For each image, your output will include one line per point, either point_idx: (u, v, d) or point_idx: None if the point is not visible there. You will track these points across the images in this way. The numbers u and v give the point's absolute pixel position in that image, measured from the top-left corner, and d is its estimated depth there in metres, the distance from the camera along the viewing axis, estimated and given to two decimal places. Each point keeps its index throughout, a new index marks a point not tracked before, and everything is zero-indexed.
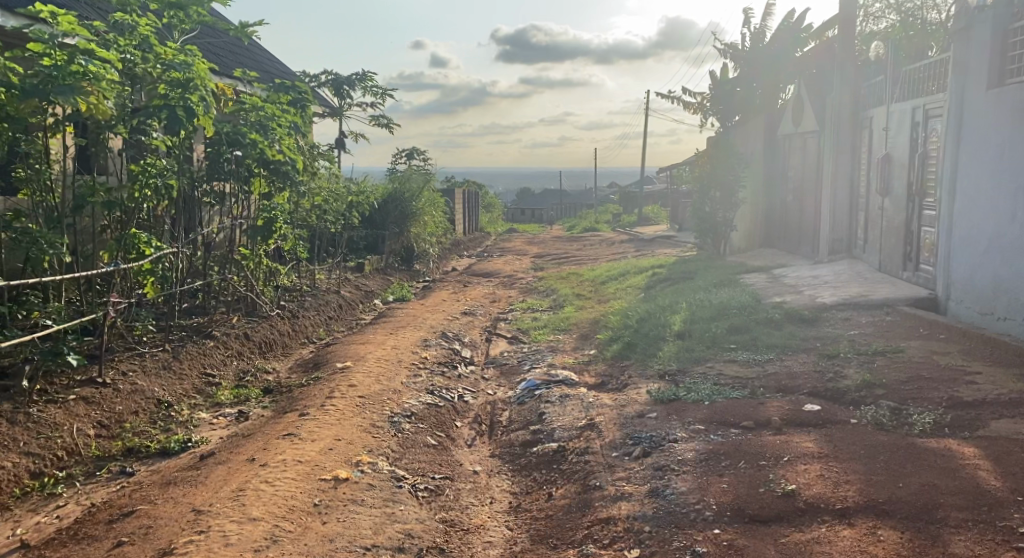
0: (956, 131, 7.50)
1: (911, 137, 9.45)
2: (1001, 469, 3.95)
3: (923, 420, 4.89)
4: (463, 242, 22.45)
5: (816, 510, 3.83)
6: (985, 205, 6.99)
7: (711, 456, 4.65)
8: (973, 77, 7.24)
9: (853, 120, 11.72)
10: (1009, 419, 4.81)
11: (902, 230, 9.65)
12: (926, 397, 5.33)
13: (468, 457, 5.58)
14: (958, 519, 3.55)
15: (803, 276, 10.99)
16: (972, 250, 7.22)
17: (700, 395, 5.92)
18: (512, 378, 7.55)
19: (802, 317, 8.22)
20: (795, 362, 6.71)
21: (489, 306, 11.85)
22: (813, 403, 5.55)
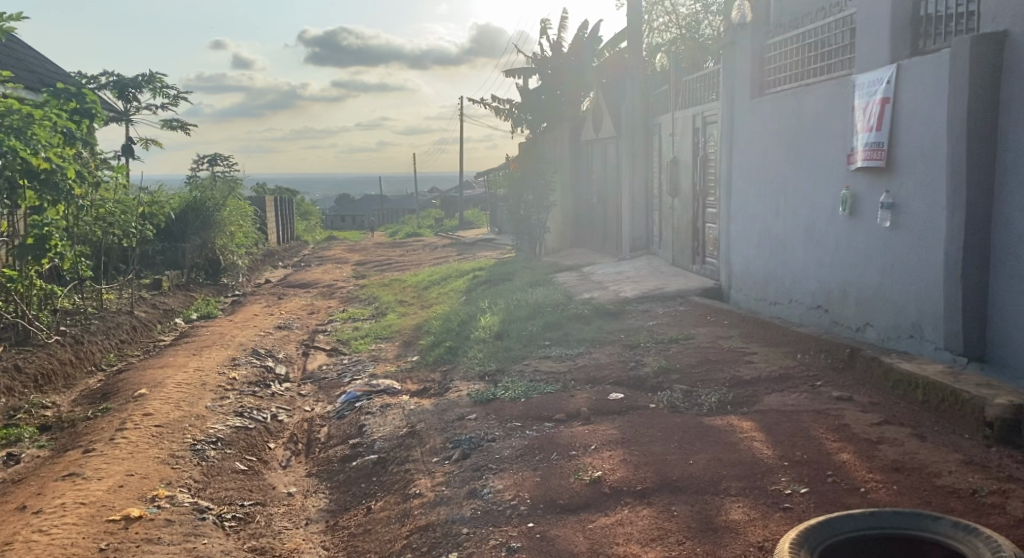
0: (729, 136, 8.26)
1: (693, 141, 10.29)
2: (772, 439, 4.41)
3: (710, 400, 5.34)
4: (278, 253, 21.65)
5: (620, 493, 4.07)
6: (755, 203, 7.76)
7: (525, 452, 4.81)
8: (740, 88, 8.00)
9: (645, 126, 12.57)
10: (779, 392, 5.37)
11: (690, 227, 10.47)
12: (713, 379, 5.83)
13: (282, 480, 5.40)
14: (739, 488, 3.90)
15: (609, 273, 11.62)
16: (746, 243, 7.99)
17: (515, 394, 6.10)
18: (330, 392, 7.38)
19: (608, 311, 8.70)
20: (602, 354, 7.09)
21: (306, 318, 11.50)
22: (618, 392, 5.89)
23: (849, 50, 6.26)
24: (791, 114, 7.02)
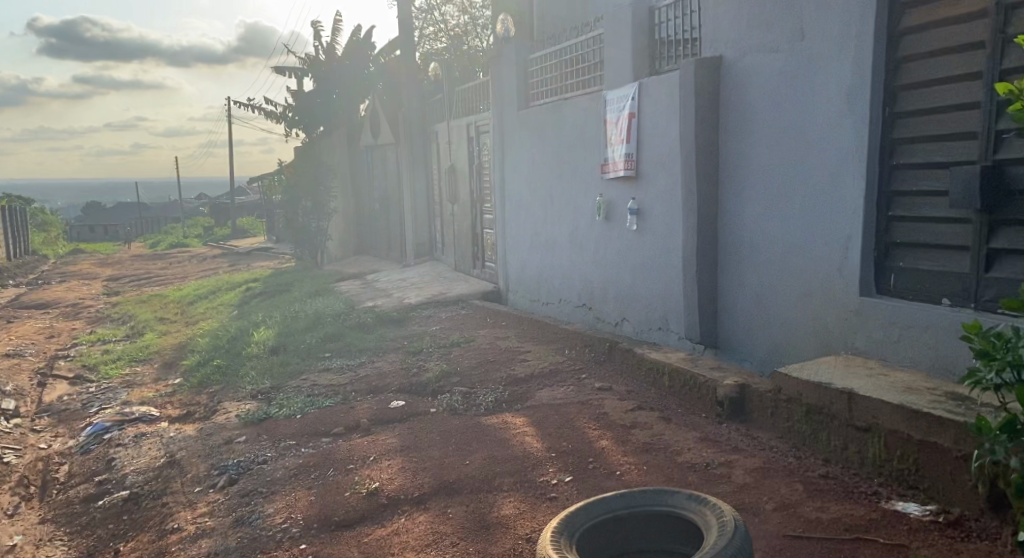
0: (501, 144, 8.57)
1: (469, 149, 10.53)
2: (542, 432, 4.64)
3: (487, 400, 5.50)
4: (8, 269, 19.09)
5: (397, 502, 4.08)
6: (526, 208, 8.11)
7: (299, 471, 4.66)
8: (508, 99, 8.33)
9: (422, 133, 12.68)
10: (551, 387, 5.67)
11: (469, 232, 10.72)
12: (491, 379, 6.02)
13: (8, 531, 4.80)
14: (510, 483, 4.06)
15: (392, 280, 11.59)
16: (520, 246, 8.35)
17: (291, 410, 5.89)
18: (75, 425, 6.66)
19: (390, 319, 8.67)
20: (383, 363, 7.05)
21: (45, 343, 10.29)
22: (398, 400, 5.88)
23: (600, 67, 6.75)
24: (553, 125, 7.42)
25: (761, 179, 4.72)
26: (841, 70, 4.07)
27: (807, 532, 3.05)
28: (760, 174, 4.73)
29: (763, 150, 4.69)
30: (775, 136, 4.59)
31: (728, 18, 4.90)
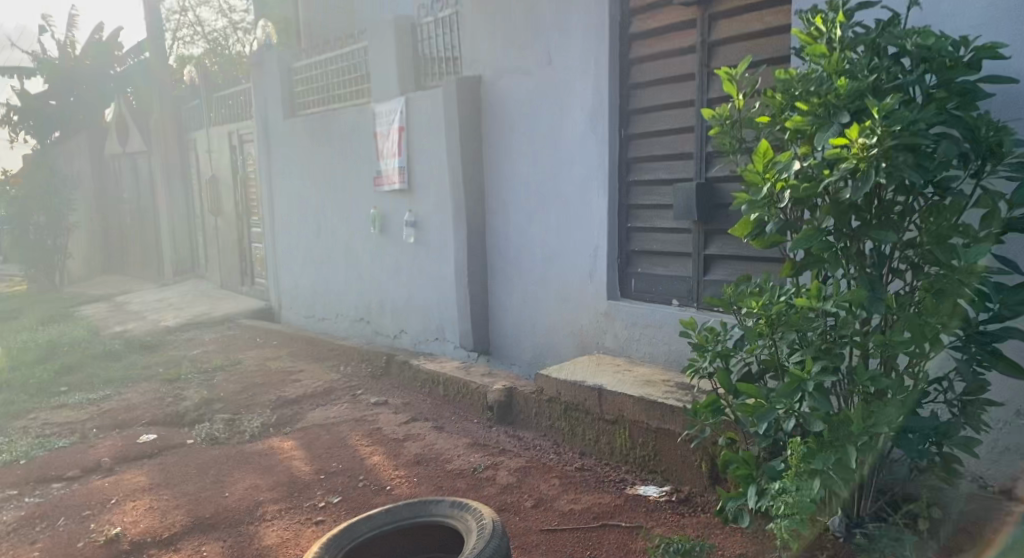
0: (268, 155, 8.25)
1: (231, 160, 10.00)
2: (310, 455, 4.51)
3: (252, 426, 5.22)
4: None
5: (143, 545, 3.65)
6: (297, 221, 7.87)
7: (22, 524, 4.10)
8: (273, 108, 8.03)
9: (178, 143, 11.83)
10: (321, 407, 5.52)
11: (235, 247, 10.17)
12: (257, 403, 5.74)
13: None
14: (273, 511, 3.88)
15: (147, 301, 10.68)
16: (292, 261, 8.07)
17: (16, 455, 5.19)
18: None
19: (143, 344, 7.97)
20: (133, 393, 6.45)
21: None
22: (149, 433, 5.41)
23: (365, 80, 6.73)
24: (321, 137, 7.27)
25: (520, 193, 4.97)
26: (584, 92, 4.40)
27: (559, 525, 3.24)
28: (519, 188, 4.97)
29: (520, 165, 4.94)
30: (531, 152, 4.85)
31: (483, 38, 5.11)
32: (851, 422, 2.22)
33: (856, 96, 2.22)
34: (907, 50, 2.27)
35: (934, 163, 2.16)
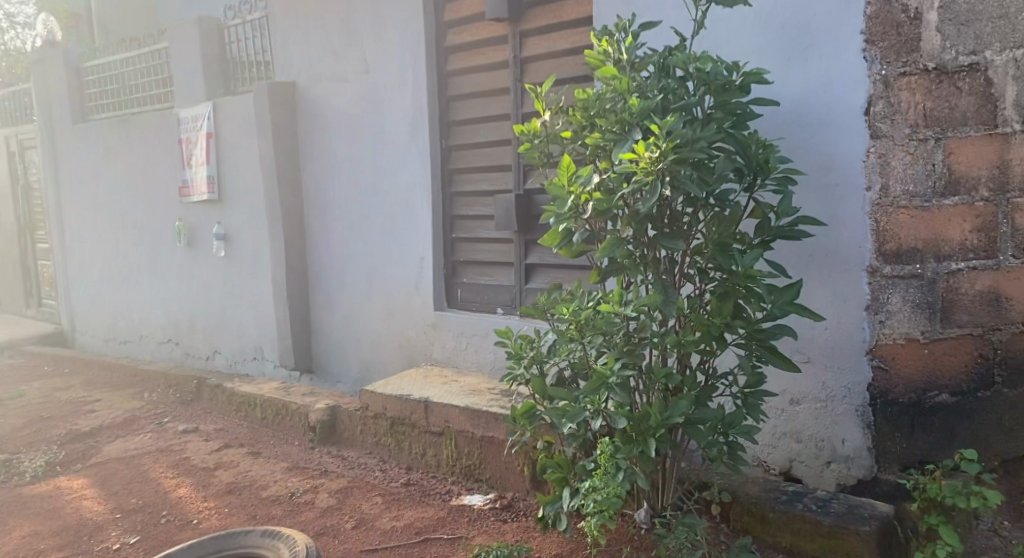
0: (55, 163, 7.51)
1: (10, 168, 9.01)
2: (105, 493, 4.13)
3: (34, 465, 4.67)
4: None
5: None
6: (92, 236, 7.21)
7: None
8: (59, 112, 7.33)
9: None
10: (120, 440, 5.07)
11: (17, 266, 9.16)
12: (42, 439, 5.17)
13: None
14: None
15: None
16: (87, 280, 7.39)
17: None
18: None
19: None
20: None
21: None
22: None
23: (169, 82, 6.32)
24: (117, 143, 6.73)
25: (340, 204, 4.84)
26: (402, 102, 4.37)
27: (381, 543, 3.18)
28: (338, 199, 4.85)
29: (339, 175, 4.82)
30: (349, 163, 4.75)
31: (296, 45, 4.97)
32: (649, 419, 2.37)
33: (645, 114, 2.36)
34: (689, 74, 2.45)
35: (714, 177, 2.35)
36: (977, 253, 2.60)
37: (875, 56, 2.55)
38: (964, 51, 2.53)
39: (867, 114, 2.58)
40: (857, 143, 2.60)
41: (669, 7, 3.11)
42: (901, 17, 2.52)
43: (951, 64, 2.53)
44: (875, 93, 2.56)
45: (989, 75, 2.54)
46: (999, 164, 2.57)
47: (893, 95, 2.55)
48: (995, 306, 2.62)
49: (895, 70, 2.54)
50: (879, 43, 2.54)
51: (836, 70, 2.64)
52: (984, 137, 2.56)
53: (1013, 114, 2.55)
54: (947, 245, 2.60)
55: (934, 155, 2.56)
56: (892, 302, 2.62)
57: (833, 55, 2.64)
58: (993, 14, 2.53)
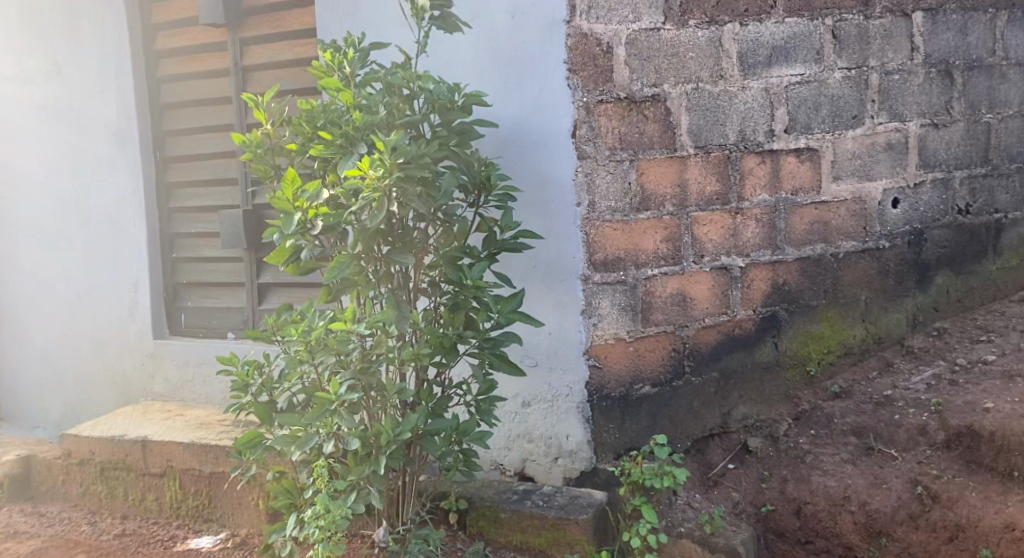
0: None
1: None
2: None
3: None
4: None
5: None
6: None
7: None
8: None
9: None
10: None
11: None
12: None
13: None
14: None
15: None
16: None
17: None
18: None
19: None
20: None
21: None
22: None
23: None
24: None
25: (32, 222, 4.26)
26: (105, 110, 3.96)
27: None
28: (28, 217, 4.26)
29: (29, 189, 4.23)
30: (40, 177, 4.19)
31: None
32: (381, 436, 2.37)
33: (370, 130, 2.38)
34: (411, 89, 2.46)
35: (441, 194, 2.40)
36: (666, 260, 2.95)
37: (577, 84, 2.77)
38: (648, 83, 2.85)
39: (573, 137, 2.79)
40: (567, 163, 2.81)
41: (392, 26, 3.06)
42: (596, 50, 2.78)
43: (638, 94, 2.84)
44: (579, 118, 2.79)
45: (667, 105, 2.89)
46: (678, 183, 2.94)
47: (594, 120, 2.80)
48: (682, 306, 2.99)
49: (593, 98, 2.79)
50: (580, 72, 2.77)
51: (545, 94, 2.81)
52: (666, 159, 2.91)
53: (688, 139, 2.93)
54: (643, 254, 2.92)
55: (628, 174, 2.87)
56: (602, 306, 2.88)
57: (540, 79, 2.81)
58: (667, 52, 2.87)
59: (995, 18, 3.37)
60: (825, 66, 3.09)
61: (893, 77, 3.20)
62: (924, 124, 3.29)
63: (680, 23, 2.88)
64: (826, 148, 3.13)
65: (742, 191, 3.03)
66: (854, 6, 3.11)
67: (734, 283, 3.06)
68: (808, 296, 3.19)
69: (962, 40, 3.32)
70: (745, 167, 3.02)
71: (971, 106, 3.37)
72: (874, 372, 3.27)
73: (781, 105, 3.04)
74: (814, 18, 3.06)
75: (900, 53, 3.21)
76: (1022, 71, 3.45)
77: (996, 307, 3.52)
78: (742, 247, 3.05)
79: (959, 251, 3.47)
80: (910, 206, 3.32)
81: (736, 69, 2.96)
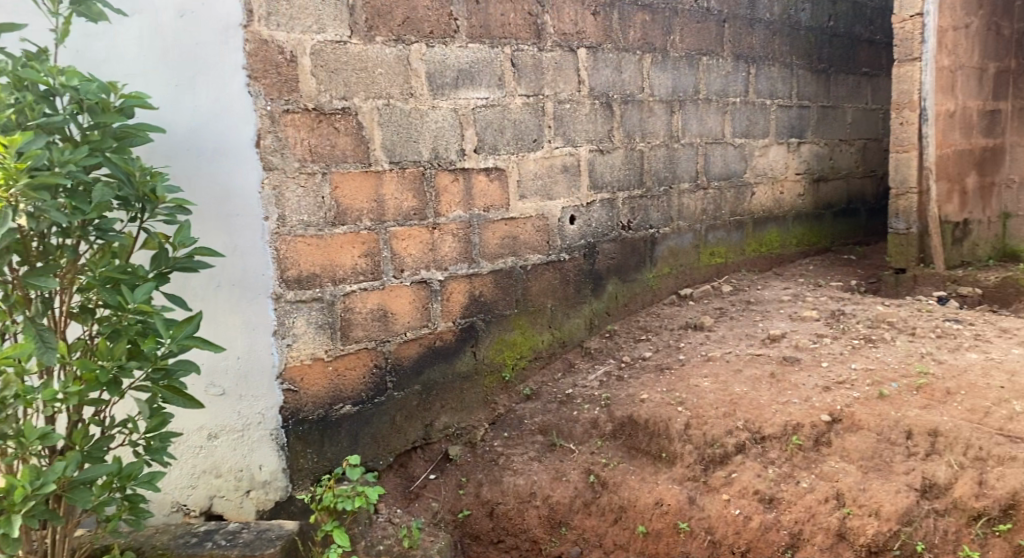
0: None
1: None
2: None
3: None
4: None
5: None
6: None
7: None
8: None
9: None
10: None
11: None
12: None
13: None
14: None
15: None
16: None
17: None
18: None
19: None
20: None
21: None
22: None
23: None
24: None
25: None
26: None
27: None
28: None
29: None
30: None
31: None
32: (14, 494, 2.03)
33: None
34: (51, 88, 2.17)
35: (90, 207, 2.15)
36: (365, 276, 2.94)
37: (259, 91, 2.66)
38: (337, 96, 2.82)
39: (258, 147, 2.67)
40: (253, 177, 2.68)
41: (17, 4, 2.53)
42: (279, 58, 2.69)
43: (327, 106, 2.80)
44: (263, 127, 2.67)
45: (358, 119, 2.88)
46: (374, 198, 2.94)
47: (280, 130, 2.71)
48: (382, 321, 3.00)
49: (278, 107, 2.70)
50: (261, 79, 2.66)
51: (223, 100, 2.63)
52: (360, 173, 2.90)
53: (381, 155, 2.95)
54: (341, 270, 2.88)
55: (323, 188, 2.82)
56: (297, 325, 2.79)
57: (217, 84, 2.61)
58: (355, 66, 2.86)
59: (643, 59, 3.84)
60: (507, 92, 3.29)
61: (565, 106, 3.51)
62: (592, 150, 3.65)
63: (366, 38, 2.87)
64: (511, 168, 3.35)
65: (438, 207, 3.12)
66: (529, 38, 3.35)
67: (434, 296, 3.14)
68: (502, 306, 3.38)
69: (619, 77, 3.74)
70: (440, 184, 3.11)
71: (627, 135, 3.81)
72: (559, 373, 3.57)
73: (469, 126, 3.18)
74: (494, 45, 3.23)
75: (570, 85, 3.53)
76: (665, 107, 3.98)
77: (652, 310, 4.03)
78: (440, 261, 3.14)
79: (625, 262, 3.91)
80: (585, 223, 3.67)
81: (426, 89, 3.04)
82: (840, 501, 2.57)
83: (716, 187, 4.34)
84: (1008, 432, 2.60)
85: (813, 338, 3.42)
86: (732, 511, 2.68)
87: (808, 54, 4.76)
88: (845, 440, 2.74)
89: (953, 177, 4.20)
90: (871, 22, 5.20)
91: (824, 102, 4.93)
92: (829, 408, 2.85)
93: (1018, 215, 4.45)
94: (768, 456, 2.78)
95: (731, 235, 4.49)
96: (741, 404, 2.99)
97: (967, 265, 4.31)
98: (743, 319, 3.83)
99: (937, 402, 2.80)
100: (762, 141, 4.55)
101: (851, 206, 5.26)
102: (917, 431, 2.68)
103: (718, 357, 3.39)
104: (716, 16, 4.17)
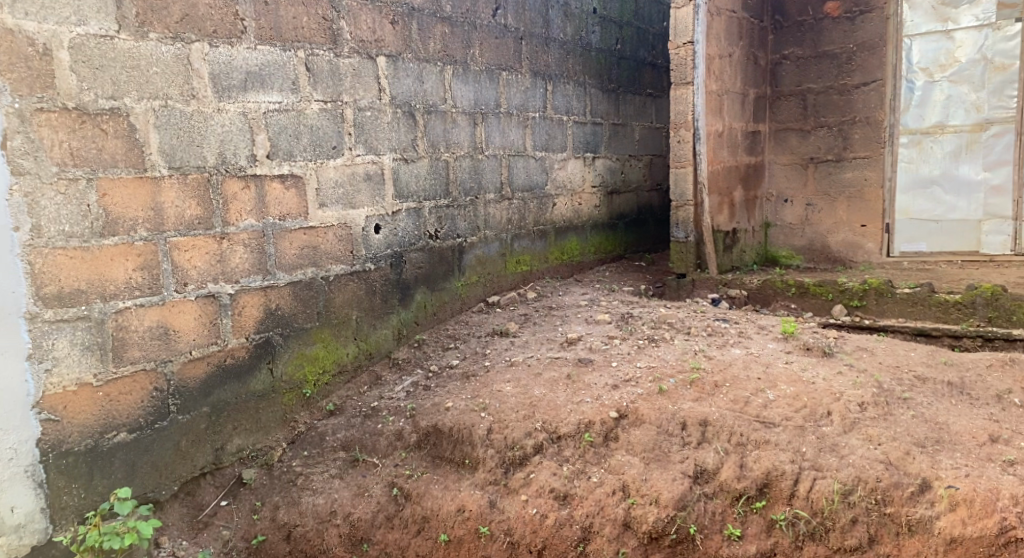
0: None
1: None
2: None
3: None
4: None
5: None
6: None
7: None
8: None
9: None
10: None
11: None
12: None
13: None
14: None
15: None
16: None
17: None
18: None
19: None
20: None
21: None
22: None
23: None
24: None
25: None
26: None
27: None
28: None
29: None
30: None
31: None
32: None
33: None
34: None
35: None
36: (142, 291, 2.73)
37: (3, 86, 2.40)
38: (104, 95, 2.60)
39: (4, 148, 2.41)
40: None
41: None
42: (29, 50, 2.44)
43: (91, 106, 2.57)
44: (10, 127, 2.41)
45: (130, 121, 2.67)
46: (151, 206, 2.74)
47: (32, 130, 2.46)
48: (163, 339, 2.79)
49: (29, 104, 2.45)
50: (6, 73, 2.40)
51: None
52: (134, 179, 2.69)
53: (159, 160, 2.74)
54: (111, 285, 2.66)
55: (87, 196, 2.59)
56: (58, 347, 2.54)
57: None
58: (125, 63, 2.65)
59: (444, 70, 3.87)
60: (302, 96, 3.18)
61: (365, 114, 3.46)
62: (395, 159, 3.62)
63: (138, 34, 2.67)
64: (310, 176, 3.24)
65: (226, 216, 2.95)
66: (324, 43, 3.25)
67: (224, 311, 2.96)
68: (302, 320, 3.26)
69: (420, 87, 3.74)
70: (228, 192, 2.95)
71: (431, 145, 3.82)
72: (365, 386, 3.49)
73: (260, 131, 3.04)
74: (287, 49, 3.11)
75: (370, 93, 3.47)
76: (467, 119, 4.04)
77: (460, 318, 4.06)
78: (230, 274, 2.97)
79: (432, 271, 3.91)
80: (390, 232, 3.63)
81: (209, 91, 2.87)
82: (625, 492, 2.73)
83: (519, 198, 4.46)
84: (763, 418, 2.87)
85: (605, 340, 3.60)
86: (529, 511, 2.75)
87: (599, 74, 5.03)
88: (630, 434, 2.90)
89: (724, 191, 4.61)
90: (653, 46, 5.59)
91: (614, 119, 5.23)
92: (616, 405, 3.01)
93: (777, 224, 4.97)
94: (563, 455, 2.89)
95: (535, 244, 4.63)
96: (539, 406, 3.08)
97: (737, 270, 4.75)
98: (545, 324, 3.96)
99: (707, 394, 3.04)
100: (560, 154, 4.75)
101: (641, 217, 5.63)
102: (689, 423, 2.89)
103: (520, 362, 3.48)
104: (513, 33, 4.29)
